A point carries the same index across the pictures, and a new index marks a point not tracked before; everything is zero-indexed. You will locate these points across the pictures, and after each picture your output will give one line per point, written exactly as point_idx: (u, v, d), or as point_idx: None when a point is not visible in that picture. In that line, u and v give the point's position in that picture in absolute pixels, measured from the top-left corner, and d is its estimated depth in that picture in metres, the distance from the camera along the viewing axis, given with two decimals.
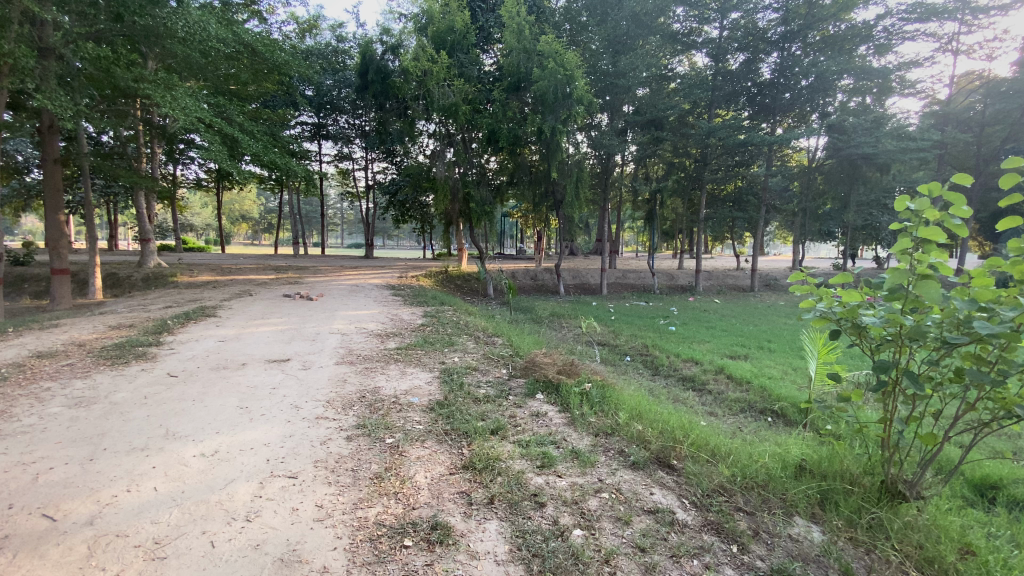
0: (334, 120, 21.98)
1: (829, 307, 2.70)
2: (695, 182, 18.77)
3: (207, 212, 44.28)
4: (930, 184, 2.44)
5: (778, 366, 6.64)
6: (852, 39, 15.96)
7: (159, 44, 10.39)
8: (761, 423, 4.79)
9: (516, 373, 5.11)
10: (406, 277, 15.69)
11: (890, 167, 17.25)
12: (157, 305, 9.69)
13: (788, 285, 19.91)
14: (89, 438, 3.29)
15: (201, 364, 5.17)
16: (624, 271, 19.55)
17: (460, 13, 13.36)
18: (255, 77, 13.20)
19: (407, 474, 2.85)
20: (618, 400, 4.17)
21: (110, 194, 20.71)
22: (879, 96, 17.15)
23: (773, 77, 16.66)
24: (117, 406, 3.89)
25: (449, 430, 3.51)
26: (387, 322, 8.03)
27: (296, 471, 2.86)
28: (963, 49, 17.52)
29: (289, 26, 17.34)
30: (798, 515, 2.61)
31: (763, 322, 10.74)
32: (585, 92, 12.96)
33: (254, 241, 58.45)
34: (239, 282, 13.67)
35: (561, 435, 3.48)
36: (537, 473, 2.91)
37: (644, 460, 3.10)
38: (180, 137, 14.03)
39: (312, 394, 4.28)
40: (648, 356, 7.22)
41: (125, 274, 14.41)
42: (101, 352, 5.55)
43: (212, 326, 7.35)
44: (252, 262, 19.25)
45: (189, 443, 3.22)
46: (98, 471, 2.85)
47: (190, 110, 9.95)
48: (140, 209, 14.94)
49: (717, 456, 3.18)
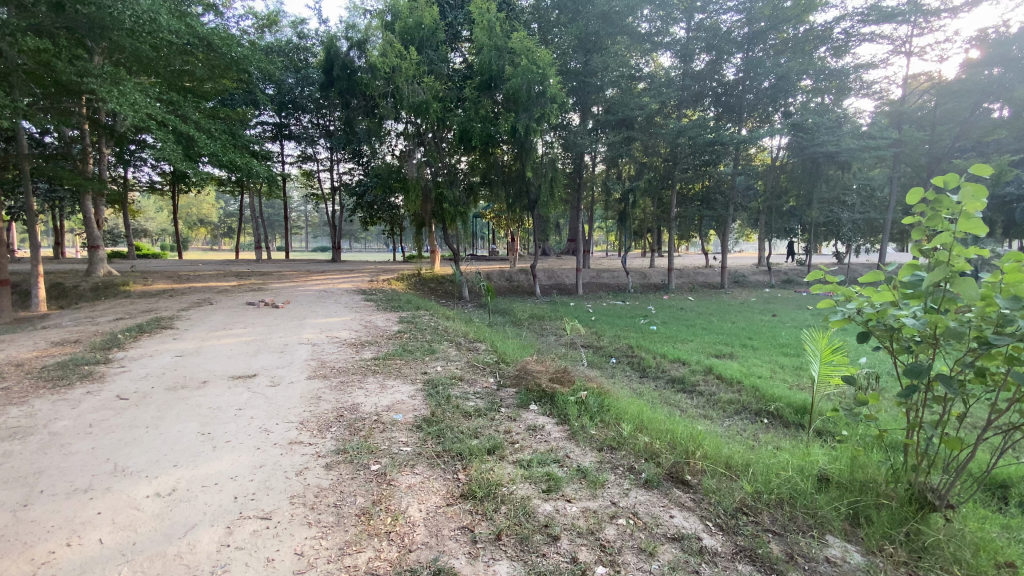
0: (297, 120, 21.24)
1: (857, 308, 2.53)
2: (665, 180, 18.44)
3: (162, 216, 42.18)
4: (950, 175, 2.30)
5: (764, 364, 6.55)
6: (811, 41, 16.40)
7: (105, 36, 9.64)
8: (759, 426, 4.66)
9: (506, 383, 4.81)
10: (377, 281, 15.13)
11: (850, 165, 17.78)
12: (107, 317, 8.94)
13: (757, 282, 20.27)
14: (22, 478, 2.81)
15: (156, 384, 4.67)
16: (597, 271, 19.40)
17: (428, 8, 12.93)
18: (212, 74, 12.45)
19: (398, 507, 2.53)
20: (617, 409, 3.95)
21: (54, 199, 19.33)
22: (838, 96, 17.70)
23: (738, 79, 16.81)
24: (57, 437, 3.40)
25: (440, 452, 3.18)
26: (361, 330, 7.59)
27: (269, 510, 2.49)
28: (917, 51, 18.18)
29: (247, 21, 16.60)
30: (831, 533, 2.41)
31: (740, 319, 10.77)
32: (558, 90, 12.75)
33: (214, 246, 56.25)
34: (198, 289, 12.86)
35: (564, 452, 3.20)
36: (544, 498, 2.62)
37: (657, 477, 2.87)
38: (131, 137, 13.17)
39: (283, 414, 3.88)
40: (634, 357, 7.04)
41: (71, 283, 13.40)
42: (42, 372, 4.96)
43: (169, 339, 6.76)
44: (212, 268, 18.34)
45: (142, 480, 2.79)
46: (30, 521, 2.40)
47: (140, 106, 9.24)
48: (88, 215, 13.90)
49: (734, 470, 2.97)
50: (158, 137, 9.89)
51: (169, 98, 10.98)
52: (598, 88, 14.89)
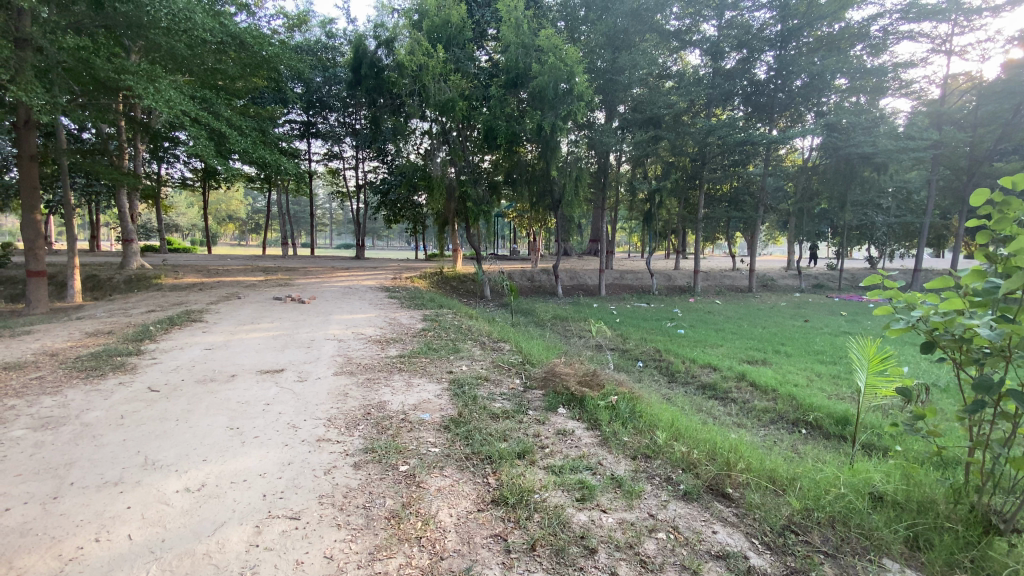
0: (325, 118, 21.57)
1: (918, 316, 2.35)
2: (693, 181, 18.02)
3: (193, 212, 43.25)
4: (1019, 176, 2.11)
5: (800, 372, 6.31)
6: (846, 39, 15.77)
7: (143, 35, 9.92)
8: (797, 438, 4.46)
9: (533, 384, 4.69)
10: (400, 278, 15.19)
11: (887, 167, 17.14)
12: (139, 309, 9.14)
13: (786, 286, 19.72)
14: (55, 469, 2.83)
15: (186, 376, 4.70)
16: (621, 272, 19.16)
17: (456, 7, 12.90)
18: (244, 72, 12.63)
19: (428, 511, 2.46)
20: (650, 415, 3.81)
21: (90, 193, 19.90)
22: (873, 96, 16.89)
23: (769, 78, 16.33)
24: (90, 427, 3.44)
25: (469, 454, 3.10)
26: (386, 327, 7.59)
27: (298, 510, 2.45)
28: (958, 51, 17.42)
29: (278, 21, 16.84)
30: (888, 558, 2.25)
31: (771, 324, 10.45)
32: (585, 88, 12.62)
33: (242, 242, 57.56)
34: (226, 284, 13.08)
35: (596, 459, 3.08)
36: (578, 507, 2.51)
37: (696, 489, 2.74)
38: (165, 134, 13.48)
39: (311, 410, 3.85)
40: (662, 362, 6.86)
41: (106, 276, 13.77)
42: (76, 363, 5.04)
43: (198, 332, 6.85)
44: (240, 263, 18.69)
45: (171, 474, 2.78)
46: (61, 514, 2.40)
47: (175, 103, 9.42)
48: (123, 209, 14.26)
49: (778, 484, 2.83)
50: (191, 133, 10.05)
51: (202, 96, 11.17)
52: (625, 86, 14.67)
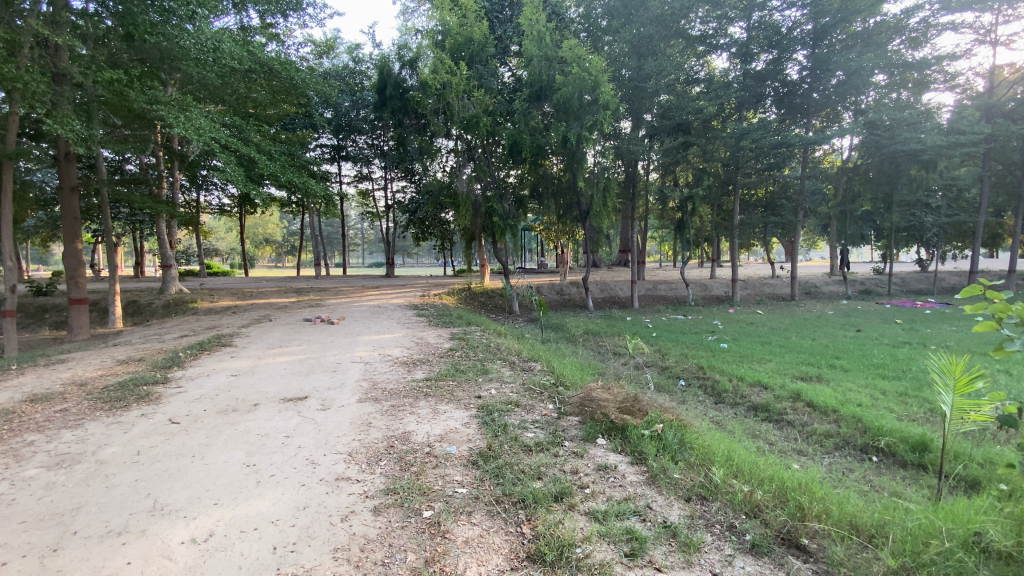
0: (353, 141, 21.93)
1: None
2: (726, 186, 17.06)
3: (231, 237, 44.88)
4: None
5: (861, 389, 5.75)
6: (884, 33, 14.88)
7: (176, 66, 10.26)
8: (870, 469, 3.96)
9: (569, 411, 4.33)
10: (429, 295, 15.05)
11: (936, 164, 16.16)
12: (172, 334, 9.22)
13: (830, 293, 18.72)
14: (60, 515, 2.66)
15: (208, 407, 4.56)
16: (654, 283, 18.58)
17: (478, 23, 12.87)
18: (274, 99, 12.78)
19: (454, 569, 2.15)
20: (702, 446, 3.42)
21: (134, 222, 20.69)
22: (916, 90, 16.13)
23: (802, 78, 15.66)
24: (104, 466, 3.28)
25: (500, 497, 2.78)
26: (413, 347, 7.38)
27: (309, 567, 2.17)
28: (1004, 40, 16.39)
29: (307, 47, 17.28)
30: None
31: (820, 335, 9.75)
32: (611, 97, 12.32)
33: (277, 265, 59.29)
34: (259, 306, 13.22)
35: (644, 501, 2.72)
36: (627, 566, 2.16)
37: (765, 540, 2.35)
38: (200, 162, 13.82)
39: (331, 444, 3.61)
40: (706, 380, 6.40)
41: (145, 301, 14.14)
42: (102, 393, 4.98)
43: (226, 357, 6.79)
44: (273, 285, 18.98)
45: (179, 522, 2.57)
46: (57, 570, 2.20)
47: (205, 130, 9.56)
48: (161, 235, 14.66)
49: (864, 535, 2.41)
50: (222, 160, 10.16)
51: (233, 123, 11.38)
52: (652, 93, 14.33)
